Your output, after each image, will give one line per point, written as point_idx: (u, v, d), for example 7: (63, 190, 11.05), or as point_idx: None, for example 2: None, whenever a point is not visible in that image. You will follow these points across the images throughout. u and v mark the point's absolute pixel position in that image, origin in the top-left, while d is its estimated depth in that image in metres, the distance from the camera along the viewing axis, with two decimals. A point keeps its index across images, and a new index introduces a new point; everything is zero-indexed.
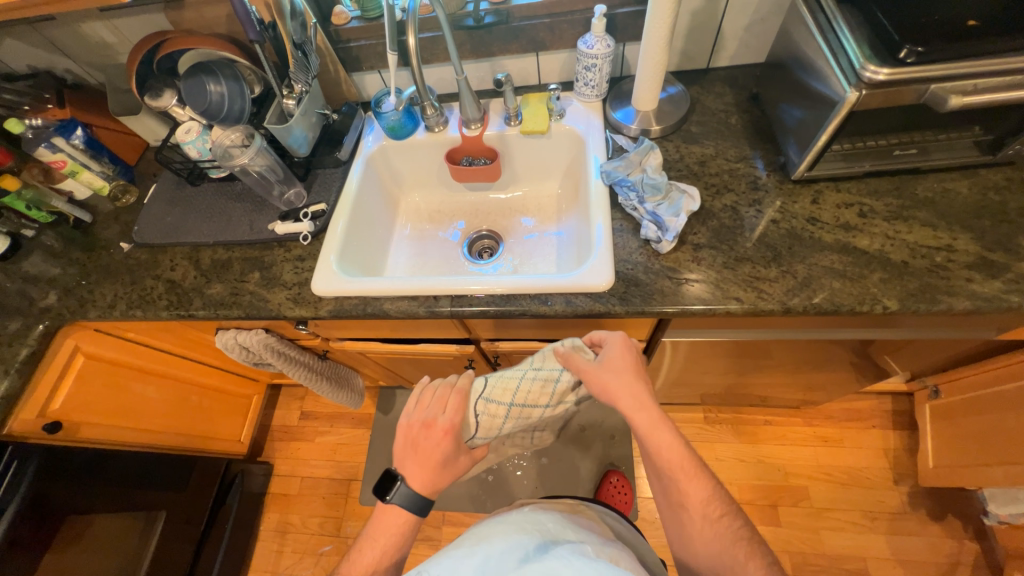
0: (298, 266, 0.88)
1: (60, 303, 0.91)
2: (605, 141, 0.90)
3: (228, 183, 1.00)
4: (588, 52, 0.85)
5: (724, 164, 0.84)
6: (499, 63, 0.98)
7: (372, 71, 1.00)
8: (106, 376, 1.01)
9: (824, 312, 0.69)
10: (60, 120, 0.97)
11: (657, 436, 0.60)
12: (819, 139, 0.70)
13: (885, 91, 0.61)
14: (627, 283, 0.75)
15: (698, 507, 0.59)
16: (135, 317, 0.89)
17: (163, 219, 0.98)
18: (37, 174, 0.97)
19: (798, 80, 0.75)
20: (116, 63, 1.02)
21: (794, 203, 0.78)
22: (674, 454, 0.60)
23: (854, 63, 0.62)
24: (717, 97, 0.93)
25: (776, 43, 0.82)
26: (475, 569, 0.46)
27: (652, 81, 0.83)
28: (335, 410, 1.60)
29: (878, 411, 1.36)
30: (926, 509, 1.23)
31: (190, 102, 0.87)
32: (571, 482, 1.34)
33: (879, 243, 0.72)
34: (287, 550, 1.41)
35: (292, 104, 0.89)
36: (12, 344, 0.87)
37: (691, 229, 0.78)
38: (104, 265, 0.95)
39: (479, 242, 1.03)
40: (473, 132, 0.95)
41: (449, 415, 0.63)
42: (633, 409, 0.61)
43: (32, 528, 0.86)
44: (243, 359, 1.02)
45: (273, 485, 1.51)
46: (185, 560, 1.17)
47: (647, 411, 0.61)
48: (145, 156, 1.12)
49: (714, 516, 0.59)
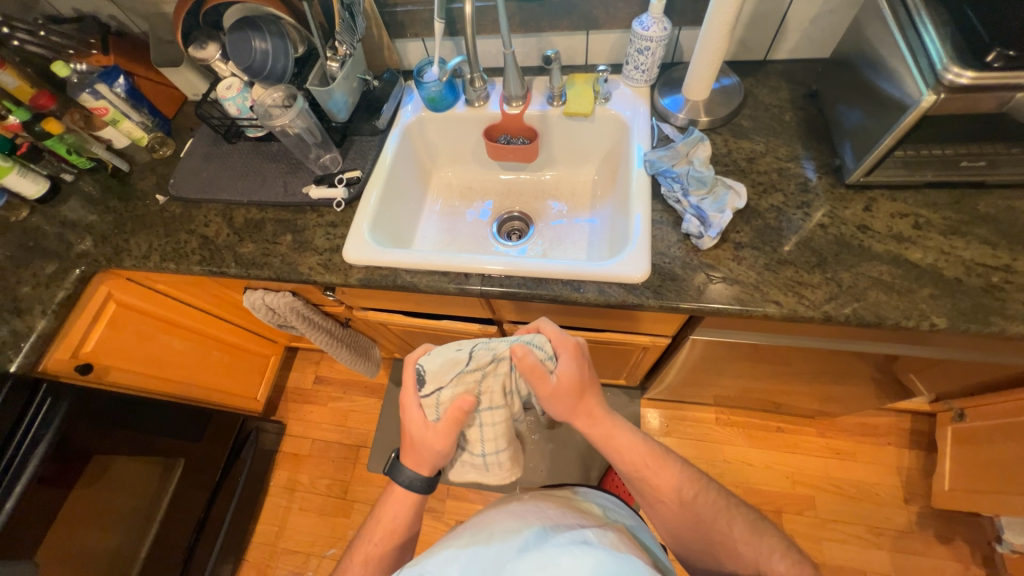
0: (330, 233, 0.87)
1: (96, 249, 0.93)
2: (651, 129, 0.88)
3: (264, 143, 0.99)
4: (643, 33, 0.81)
5: (774, 163, 0.81)
6: (547, 39, 0.95)
7: (416, 39, 0.98)
8: (136, 325, 1.03)
9: (865, 323, 0.67)
10: (102, 67, 0.97)
11: (615, 439, 0.62)
12: (883, 143, 0.67)
13: (964, 97, 0.57)
14: (663, 276, 0.74)
15: (673, 494, 0.62)
16: (168, 269, 0.90)
17: (198, 174, 0.98)
18: (77, 120, 0.98)
19: (864, 80, 0.72)
20: (160, 12, 1.01)
21: (845, 208, 0.75)
22: (636, 451, 0.63)
23: (935, 64, 0.58)
24: (771, 91, 0.89)
25: (844, 37, 0.77)
26: (474, 564, 0.45)
27: (708, 69, 0.80)
28: (349, 377, 1.63)
29: (895, 429, 1.34)
30: (934, 531, 1.22)
31: (236, 58, 0.87)
32: (579, 470, 1.35)
33: (933, 258, 0.69)
34: (294, 507, 1.45)
35: (335, 67, 0.87)
36: (49, 286, 0.89)
37: (735, 227, 0.76)
38: (139, 215, 0.96)
39: (508, 223, 1.02)
40: (514, 110, 0.93)
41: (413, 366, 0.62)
42: (595, 416, 0.62)
43: (62, 466, 0.89)
44: (268, 320, 1.03)
45: (284, 444, 1.55)
46: (200, 508, 1.20)
47: (602, 417, 0.63)
48: (183, 109, 1.12)
49: (691, 497, 0.62)
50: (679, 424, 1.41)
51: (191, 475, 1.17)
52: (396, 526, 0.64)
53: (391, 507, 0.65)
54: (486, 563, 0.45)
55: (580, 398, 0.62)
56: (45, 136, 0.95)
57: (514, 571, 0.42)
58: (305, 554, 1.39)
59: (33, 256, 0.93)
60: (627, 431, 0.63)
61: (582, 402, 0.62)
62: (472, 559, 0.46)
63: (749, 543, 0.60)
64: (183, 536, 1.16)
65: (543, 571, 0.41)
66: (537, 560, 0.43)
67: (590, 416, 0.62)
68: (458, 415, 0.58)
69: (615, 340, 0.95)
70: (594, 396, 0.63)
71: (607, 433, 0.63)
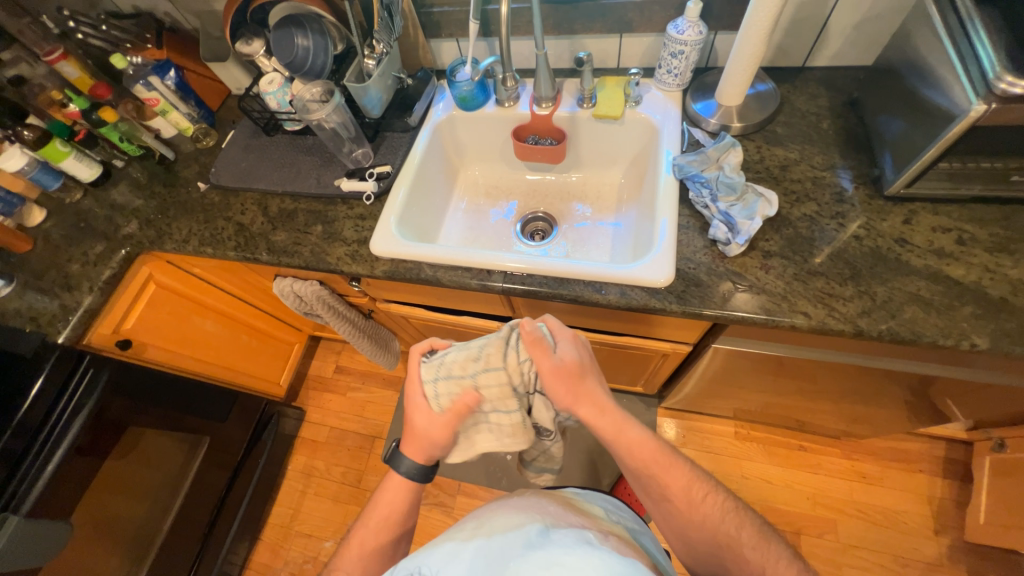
0: (359, 225, 0.90)
1: (141, 232, 0.98)
2: (681, 134, 0.87)
3: (301, 136, 1.03)
4: (678, 37, 0.81)
5: (809, 171, 0.79)
6: (580, 41, 0.95)
7: (451, 39, 1.00)
8: (172, 305, 1.08)
9: (899, 340, 0.64)
10: (157, 60, 1.03)
11: (626, 434, 0.60)
12: (926, 154, 0.65)
13: (1017, 107, 0.55)
14: (687, 282, 0.73)
15: (682, 494, 0.61)
16: (205, 253, 0.94)
17: (238, 164, 1.02)
18: (131, 109, 1.04)
19: (908, 89, 0.69)
20: (211, 9, 1.06)
21: (882, 220, 0.72)
22: (645, 447, 0.61)
23: (986, 72, 0.56)
24: (809, 98, 0.87)
25: (889, 44, 0.75)
26: (478, 560, 0.45)
27: (743, 74, 0.79)
28: (368, 369, 1.66)
29: (928, 455, 1.27)
30: (966, 566, 1.16)
31: (278, 53, 0.91)
32: (590, 476, 1.34)
33: (976, 275, 0.66)
34: (310, 492, 1.49)
35: (371, 64, 0.90)
36: (98, 264, 0.95)
37: (764, 235, 0.75)
38: (181, 201, 1.01)
39: (532, 223, 1.03)
40: (543, 111, 0.93)
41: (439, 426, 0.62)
42: (603, 406, 0.60)
43: (98, 437, 0.93)
44: (295, 307, 1.06)
45: (303, 430, 1.59)
46: (221, 485, 1.25)
47: (611, 409, 0.60)
48: (226, 102, 1.17)
49: (699, 498, 0.61)
50: (696, 436, 1.38)
51: (215, 454, 1.21)
52: (391, 516, 0.65)
53: (388, 497, 0.66)
54: (488, 559, 0.45)
55: (584, 382, 0.60)
56: (100, 123, 1.00)
57: (517, 568, 0.42)
58: (317, 539, 1.42)
59: (84, 236, 0.99)
60: (636, 431, 0.61)
61: (583, 386, 0.60)
62: (473, 554, 0.46)
63: (755, 547, 0.59)
64: (204, 512, 1.20)
65: (548, 570, 0.41)
66: (539, 559, 0.43)
67: (598, 408, 0.60)
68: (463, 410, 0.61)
69: (634, 345, 0.94)
70: (597, 384, 0.61)
71: (615, 427, 0.60)
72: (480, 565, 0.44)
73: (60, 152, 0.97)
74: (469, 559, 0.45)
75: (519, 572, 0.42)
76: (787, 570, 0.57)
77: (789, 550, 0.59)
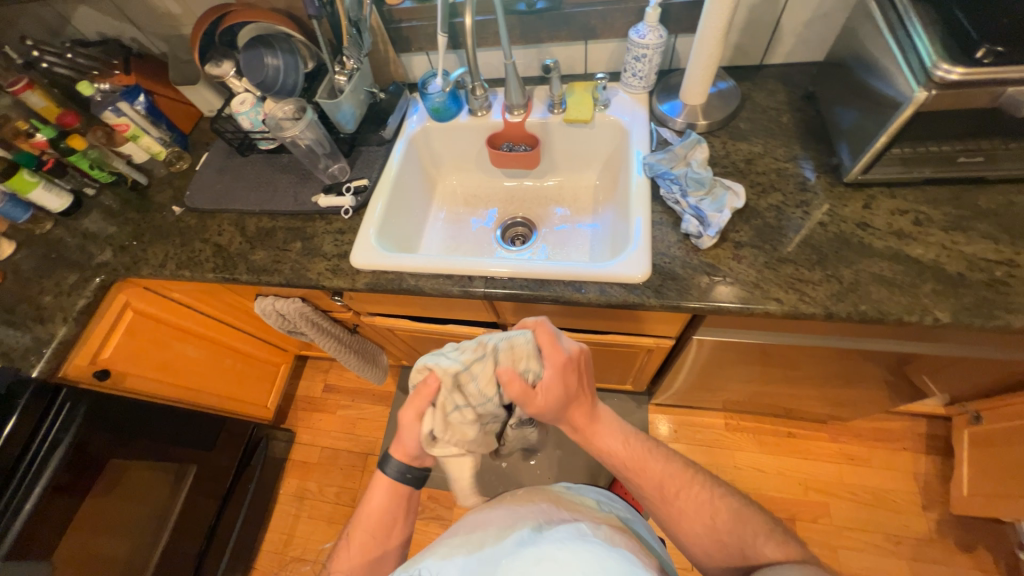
0: (338, 239, 0.90)
1: (115, 259, 0.97)
2: (650, 134, 0.89)
3: (276, 155, 1.03)
4: (639, 41, 0.84)
5: (773, 163, 0.82)
6: (547, 50, 0.98)
7: (420, 52, 1.02)
8: (151, 332, 1.06)
9: (869, 319, 0.67)
10: (125, 86, 1.02)
11: (598, 441, 0.64)
12: (878, 141, 0.68)
13: (955, 93, 0.58)
14: (663, 276, 0.75)
15: (656, 490, 0.62)
16: (183, 276, 0.93)
17: (213, 185, 1.02)
18: (100, 136, 1.02)
19: (858, 81, 0.73)
20: (179, 33, 1.07)
21: (844, 206, 0.75)
22: (617, 451, 0.64)
23: (925, 62, 0.59)
24: (769, 94, 0.91)
25: (838, 40, 0.79)
26: (469, 563, 0.45)
27: (704, 73, 0.81)
28: (357, 386, 1.65)
29: (910, 433, 1.31)
30: (955, 539, 1.19)
31: (248, 74, 0.90)
32: (586, 479, 1.33)
33: (934, 253, 0.69)
34: (304, 515, 1.46)
35: (343, 80, 0.92)
36: (71, 294, 0.93)
37: (734, 227, 0.77)
38: (156, 226, 1.00)
39: (512, 228, 1.04)
40: (515, 118, 0.95)
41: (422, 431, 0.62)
42: (579, 421, 0.63)
43: (78, 472, 0.90)
44: (278, 326, 1.05)
45: (294, 452, 1.56)
46: (210, 515, 1.21)
47: (586, 424, 0.64)
48: (199, 124, 1.16)
49: (674, 494, 0.62)
50: (687, 430, 1.40)
51: (202, 482, 1.18)
52: (382, 523, 0.64)
53: (381, 503, 0.65)
54: (481, 560, 0.45)
55: (572, 403, 0.62)
56: (70, 152, 0.99)
57: (508, 567, 0.43)
58: (312, 563, 1.39)
59: (56, 267, 0.97)
60: (606, 437, 0.64)
61: (573, 408, 0.63)
62: (466, 557, 0.46)
63: (732, 531, 0.59)
64: (193, 544, 1.17)
65: (538, 565, 0.41)
66: (532, 555, 0.43)
67: (572, 424, 0.64)
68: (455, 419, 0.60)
69: (618, 342, 0.95)
70: (584, 405, 0.63)
71: (589, 437, 0.64)
72: (473, 568, 0.44)
73: (29, 182, 0.96)
74: (461, 563, 0.45)
75: (511, 571, 0.42)
76: (765, 544, 0.58)
77: (768, 524, 0.60)
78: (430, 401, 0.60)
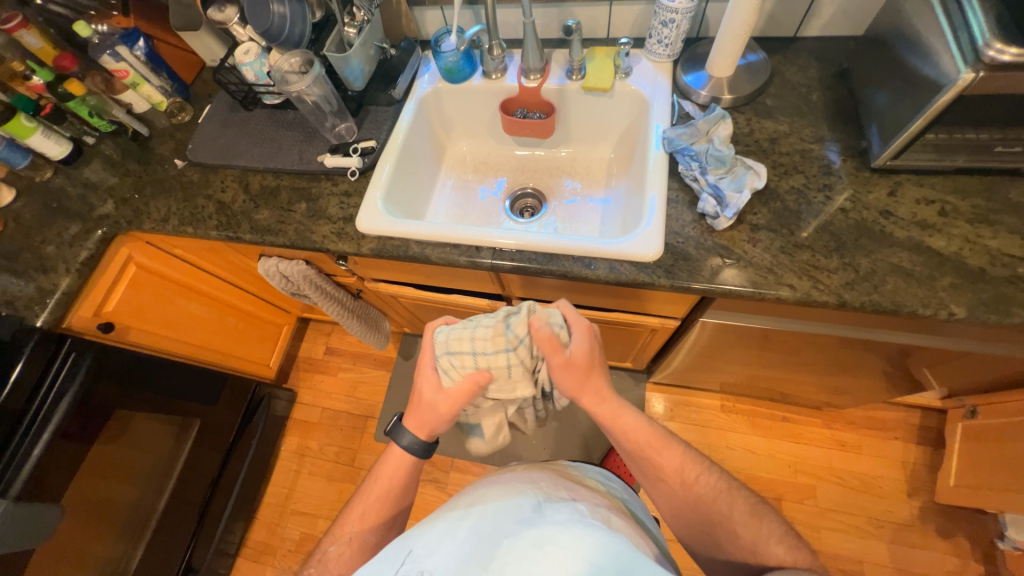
0: (344, 202, 0.88)
1: (117, 211, 0.95)
2: (671, 106, 0.86)
3: (281, 110, 1.00)
4: (668, 5, 0.79)
5: (798, 144, 0.79)
6: (568, 9, 0.92)
7: (434, 6, 0.97)
8: (155, 287, 1.06)
9: (881, 310, 0.66)
10: (124, 29, 0.98)
11: (620, 421, 0.63)
12: (913, 125, 0.64)
13: (1004, 75, 0.55)
14: (675, 256, 0.73)
15: (673, 475, 0.63)
16: (185, 233, 0.91)
17: (216, 140, 0.98)
18: (99, 82, 0.99)
19: (896, 60, 0.69)
20: None
21: (868, 193, 0.73)
22: (639, 432, 0.64)
23: (976, 40, 0.56)
24: (800, 69, 0.86)
25: (881, 13, 0.74)
26: (469, 537, 0.45)
27: (734, 44, 0.77)
28: (359, 350, 1.66)
29: (904, 423, 1.33)
30: (935, 525, 1.22)
31: (252, 20, 0.83)
32: (580, 451, 1.36)
33: (957, 246, 0.67)
34: (304, 471, 1.50)
35: (352, 33, 0.88)
36: (73, 245, 0.92)
37: (752, 209, 0.75)
38: (158, 179, 0.98)
39: (522, 199, 1.01)
40: (531, 83, 0.91)
41: (448, 398, 0.63)
42: (600, 400, 0.63)
43: (83, 422, 0.92)
44: (282, 287, 1.05)
45: (296, 411, 1.59)
46: (213, 467, 1.25)
47: (610, 398, 0.64)
48: (201, 74, 1.12)
49: (692, 478, 0.63)
50: (682, 409, 1.42)
51: (206, 436, 1.21)
52: (386, 492, 0.65)
53: (389, 469, 0.66)
54: (483, 534, 0.45)
55: (590, 375, 0.63)
56: (68, 97, 0.96)
57: (511, 545, 0.43)
58: (312, 516, 1.44)
59: (57, 217, 0.96)
60: (629, 417, 0.64)
61: (591, 380, 0.63)
62: (468, 530, 0.46)
63: (746, 524, 0.60)
64: (198, 494, 1.21)
65: (540, 548, 0.42)
66: (534, 536, 0.43)
67: (601, 401, 0.64)
68: (472, 388, 0.62)
69: (624, 320, 0.95)
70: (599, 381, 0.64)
71: (609, 416, 0.64)
72: (473, 542, 0.44)
73: (26, 128, 0.93)
74: (461, 536, 0.46)
75: (514, 550, 0.42)
76: (783, 550, 0.57)
77: (781, 527, 0.60)
78: (460, 358, 0.61)
